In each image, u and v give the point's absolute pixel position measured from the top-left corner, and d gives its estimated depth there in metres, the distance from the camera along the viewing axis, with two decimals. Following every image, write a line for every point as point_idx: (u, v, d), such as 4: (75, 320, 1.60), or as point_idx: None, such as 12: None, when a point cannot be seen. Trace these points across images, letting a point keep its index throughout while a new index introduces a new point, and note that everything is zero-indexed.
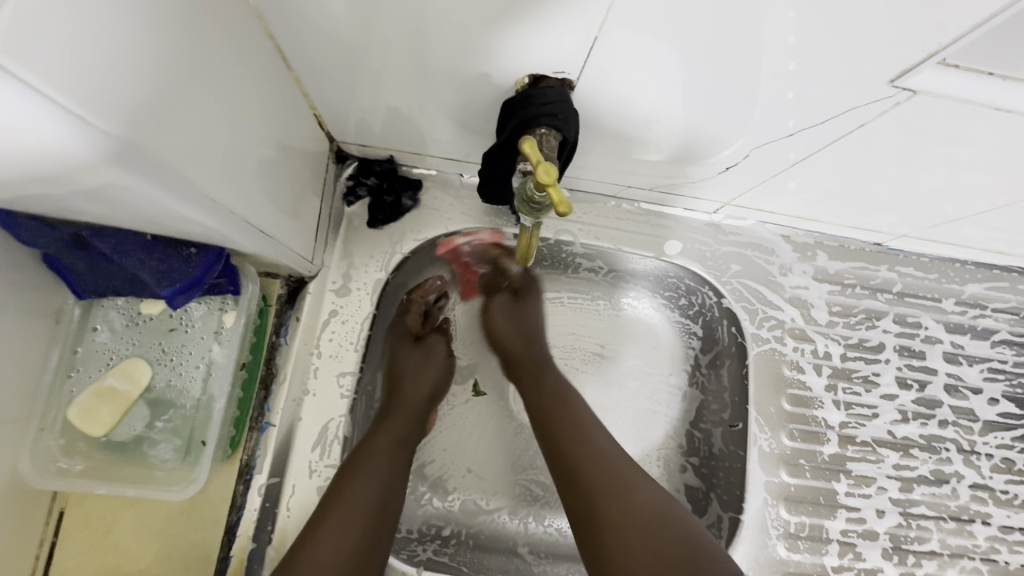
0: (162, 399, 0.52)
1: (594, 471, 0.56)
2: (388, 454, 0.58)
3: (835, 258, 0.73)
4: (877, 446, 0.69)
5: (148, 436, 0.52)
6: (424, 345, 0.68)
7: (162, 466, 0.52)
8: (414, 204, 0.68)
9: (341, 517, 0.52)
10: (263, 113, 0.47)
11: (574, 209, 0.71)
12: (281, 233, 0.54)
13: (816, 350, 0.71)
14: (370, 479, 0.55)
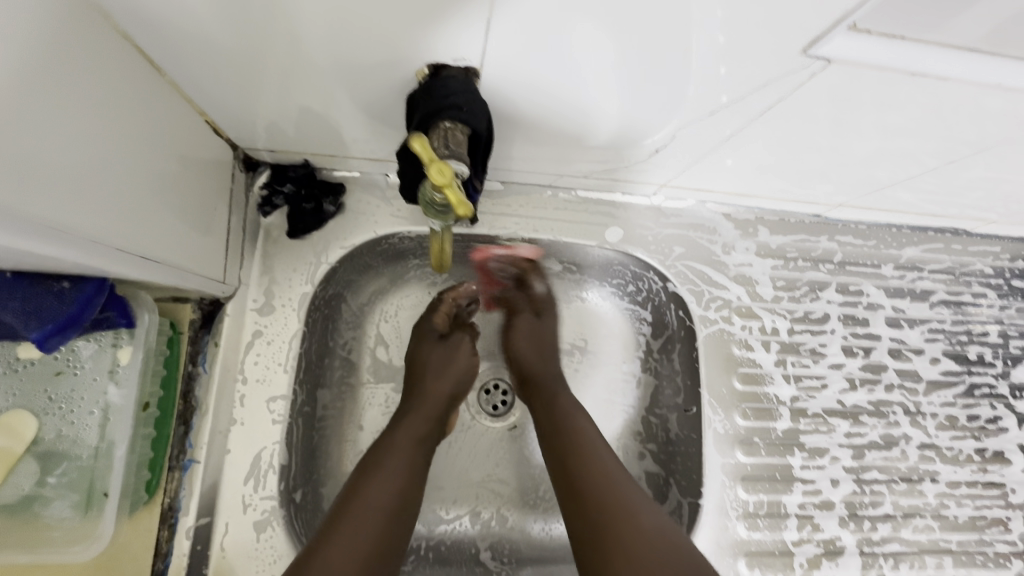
0: (54, 452, 0.47)
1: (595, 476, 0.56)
2: (404, 457, 0.58)
3: (776, 232, 0.73)
4: (828, 417, 0.70)
5: (41, 495, 0.47)
6: (448, 342, 0.68)
7: (59, 526, 0.47)
8: (336, 209, 0.64)
9: (355, 525, 0.51)
10: (135, 126, 0.42)
11: (510, 202, 0.68)
12: (176, 255, 0.48)
13: (764, 327, 0.71)
14: (385, 485, 0.55)
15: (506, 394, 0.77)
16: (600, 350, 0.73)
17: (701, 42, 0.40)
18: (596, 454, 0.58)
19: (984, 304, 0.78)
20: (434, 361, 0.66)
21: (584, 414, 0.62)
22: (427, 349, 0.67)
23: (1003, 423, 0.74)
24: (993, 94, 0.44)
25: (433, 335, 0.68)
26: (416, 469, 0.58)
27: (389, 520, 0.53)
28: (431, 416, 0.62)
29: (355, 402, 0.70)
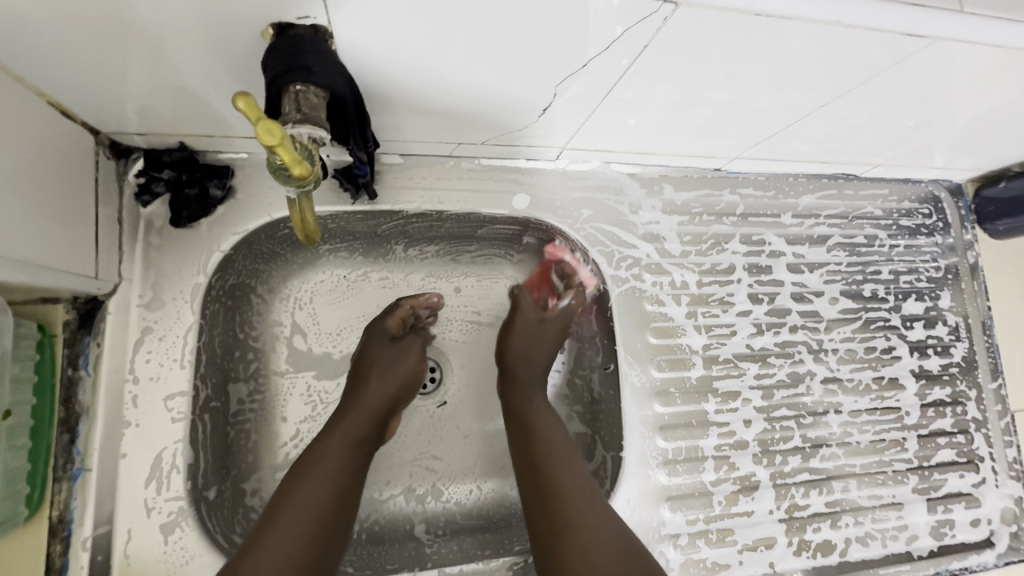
0: None
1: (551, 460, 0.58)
2: (335, 457, 0.56)
3: (681, 189, 0.75)
4: (738, 361, 0.73)
5: None
6: (399, 343, 0.67)
7: None
8: (224, 193, 0.60)
9: (288, 525, 0.50)
10: None
11: (413, 175, 0.67)
12: (28, 252, 0.44)
13: (674, 281, 0.73)
14: (314, 490, 0.53)
15: (433, 370, 0.76)
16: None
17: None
18: (554, 462, 0.58)
19: (876, 244, 0.83)
20: (381, 363, 0.64)
21: (553, 423, 0.62)
22: (378, 349, 0.65)
23: (896, 352, 0.80)
24: (864, 40, 0.47)
25: (388, 335, 0.67)
26: (350, 473, 0.56)
27: (317, 529, 0.51)
28: (374, 416, 0.61)
29: (274, 394, 0.68)
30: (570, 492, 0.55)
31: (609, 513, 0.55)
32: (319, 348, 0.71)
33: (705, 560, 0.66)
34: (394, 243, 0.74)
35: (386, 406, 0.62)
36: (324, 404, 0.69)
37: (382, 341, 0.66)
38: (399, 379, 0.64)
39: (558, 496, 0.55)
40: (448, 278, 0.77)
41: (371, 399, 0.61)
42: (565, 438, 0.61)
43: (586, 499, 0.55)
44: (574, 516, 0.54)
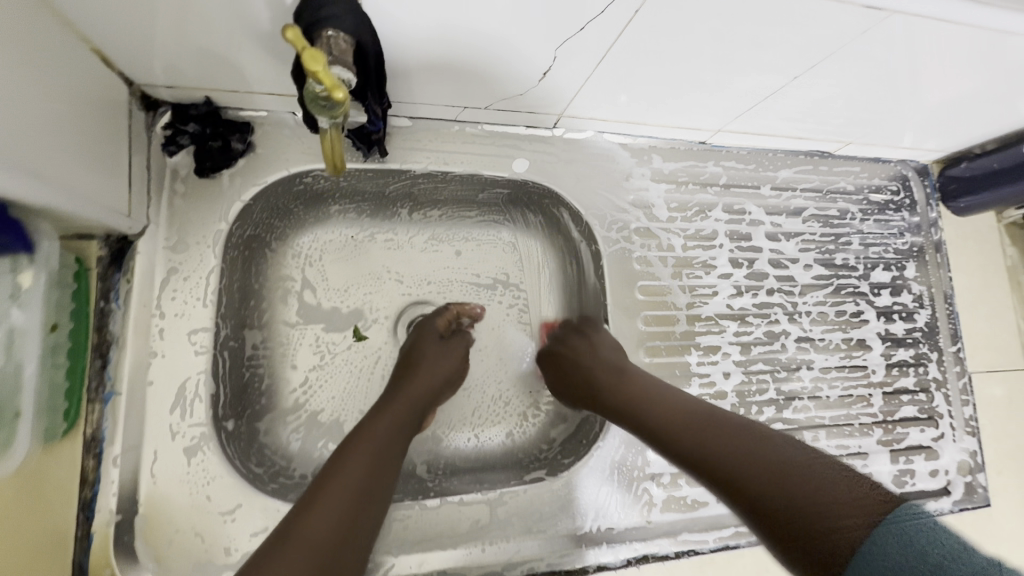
0: None
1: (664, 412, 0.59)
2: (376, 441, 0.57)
3: (668, 159, 0.80)
4: (719, 319, 0.79)
5: None
6: (447, 344, 0.71)
7: None
8: (245, 147, 0.65)
9: (327, 504, 0.50)
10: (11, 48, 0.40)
11: (420, 138, 0.72)
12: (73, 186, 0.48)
13: (661, 244, 0.79)
14: (355, 467, 0.54)
15: None
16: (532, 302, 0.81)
17: None
18: (686, 419, 0.57)
19: (848, 217, 0.89)
20: (426, 358, 0.68)
21: (677, 394, 0.62)
22: (426, 343, 0.70)
23: (864, 316, 0.86)
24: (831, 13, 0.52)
25: (435, 333, 0.71)
26: (390, 456, 0.57)
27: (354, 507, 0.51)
28: (414, 409, 0.63)
29: (284, 344, 0.73)
30: (716, 438, 0.53)
31: (778, 438, 0.51)
32: (328, 302, 0.76)
33: (686, 497, 0.71)
34: (400, 204, 0.78)
35: (425, 400, 0.65)
36: (331, 353, 0.75)
37: (428, 337, 0.70)
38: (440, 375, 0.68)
39: (706, 448, 0.52)
40: (450, 241, 0.81)
41: (413, 390, 0.65)
42: (690, 402, 0.60)
43: (746, 435, 0.52)
44: (737, 451, 0.50)
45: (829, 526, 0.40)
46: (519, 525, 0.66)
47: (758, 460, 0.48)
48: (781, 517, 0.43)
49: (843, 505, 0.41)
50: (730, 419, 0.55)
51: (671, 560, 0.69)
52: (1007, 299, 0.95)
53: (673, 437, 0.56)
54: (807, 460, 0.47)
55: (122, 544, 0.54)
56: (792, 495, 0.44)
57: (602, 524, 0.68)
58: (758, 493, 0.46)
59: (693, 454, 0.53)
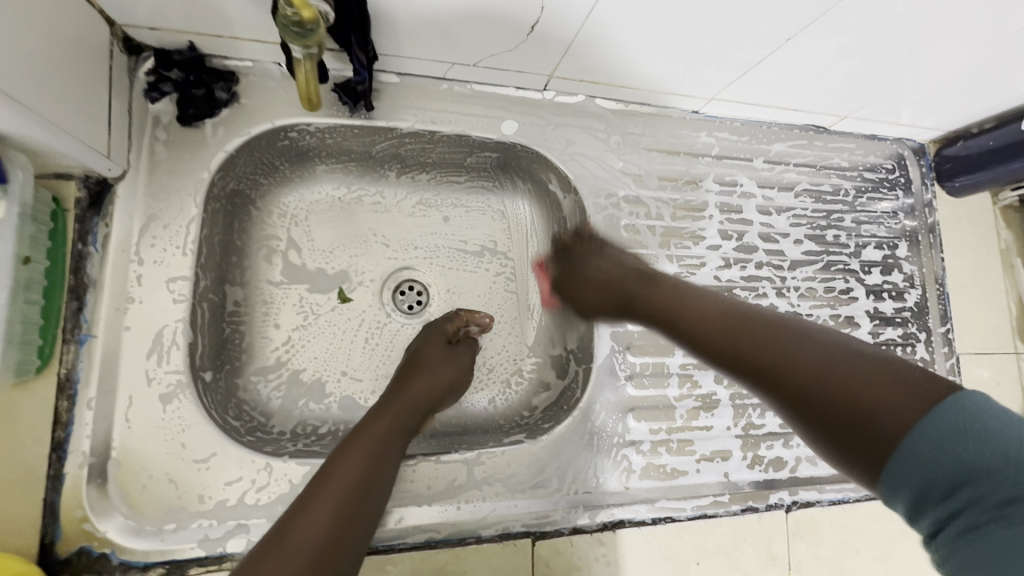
0: None
1: (716, 321, 0.54)
2: (371, 446, 0.55)
3: (660, 127, 0.79)
4: (706, 291, 0.78)
5: None
6: (453, 350, 0.71)
7: None
8: (229, 96, 0.64)
9: (323, 503, 0.48)
10: None
11: (408, 95, 0.70)
12: (55, 119, 0.47)
13: (650, 213, 0.78)
14: (348, 471, 0.52)
15: (421, 293, 0.80)
16: (518, 270, 0.83)
17: None
18: (724, 313, 0.54)
19: (841, 194, 0.88)
20: (430, 363, 0.68)
21: (712, 294, 0.59)
22: (433, 348, 0.70)
23: (854, 293, 0.86)
24: None
25: (439, 339, 0.71)
26: (385, 462, 0.55)
27: (344, 513, 0.49)
28: (414, 409, 0.63)
29: (266, 302, 0.72)
30: (761, 329, 0.50)
31: (828, 330, 0.48)
32: (313, 263, 0.76)
33: (665, 465, 0.71)
34: (388, 167, 0.78)
35: (423, 407, 0.64)
36: (315, 315, 0.74)
37: (433, 343, 0.70)
38: (443, 383, 0.67)
39: (749, 336, 0.50)
40: (438, 207, 0.82)
41: (412, 395, 0.64)
42: (727, 300, 0.57)
43: (793, 327, 0.49)
44: (783, 342, 0.47)
45: (884, 410, 0.38)
46: (498, 486, 0.65)
47: (805, 349, 0.46)
48: (822, 400, 0.42)
49: (901, 388, 0.39)
50: (775, 314, 0.52)
51: (648, 526, 0.68)
52: (999, 283, 0.94)
53: (709, 333, 0.54)
54: (859, 347, 0.44)
55: (94, 487, 0.53)
56: (849, 381, 0.41)
57: (580, 488, 0.67)
58: (802, 379, 0.44)
59: (729, 345, 0.51)
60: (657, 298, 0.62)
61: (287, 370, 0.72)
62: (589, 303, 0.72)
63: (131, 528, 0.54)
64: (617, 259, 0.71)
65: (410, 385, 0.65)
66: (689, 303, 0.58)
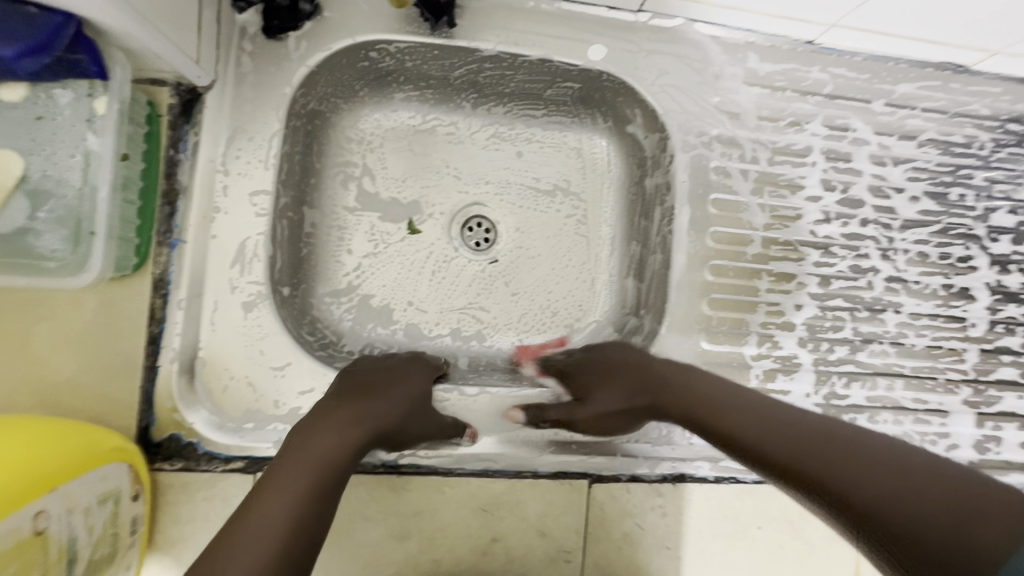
0: (41, 190, 0.47)
1: (764, 436, 0.53)
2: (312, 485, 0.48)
3: (766, 59, 0.71)
4: (799, 246, 0.71)
5: (32, 227, 0.47)
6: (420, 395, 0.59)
7: (51, 257, 0.47)
8: (313, 9, 0.62)
9: (256, 537, 0.44)
10: None
11: (492, 13, 0.66)
12: (160, 23, 0.48)
13: (744, 156, 0.71)
14: (289, 499, 0.47)
15: (489, 231, 0.78)
16: (588, 215, 0.79)
17: None
18: (777, 434, 0.52)
19: (975, 147, 0.76)
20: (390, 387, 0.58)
21: (759, 402, 0.56)
22: (402, 381, 0.60)
23: (973, 262, 0.75)
24: None
25: (421, 377, 0.61)
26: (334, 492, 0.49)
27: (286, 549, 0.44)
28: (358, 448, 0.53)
29: (340, 227, 0.73)
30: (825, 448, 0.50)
31: (879, 437, 0.50)
32: (386, 191, 0.75)
33: None
34: (464, 96, 0.75)
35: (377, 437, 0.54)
36: (385, 244, 0.75)
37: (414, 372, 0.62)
38: (409, 415, 0.57)
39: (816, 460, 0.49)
40: (512, 141, 0.79)
41: (370, 421, 0.54)
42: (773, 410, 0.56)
43: (848, 447, 0.49)
44: (847, 468, 0.47)
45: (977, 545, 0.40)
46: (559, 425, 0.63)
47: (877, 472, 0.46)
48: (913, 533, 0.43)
49: (968, 508, 0.42)
50: (828, 433, 0.51)
51: (710, 484, 0.65)
52: None
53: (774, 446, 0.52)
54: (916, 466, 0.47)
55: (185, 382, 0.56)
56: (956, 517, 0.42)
57: (641, 438, 0.65)
58: (876, 511, 0.45)
59: (795, 470, 0.50)
60: (695, 394, 0.58)
61: (358, 296, 0.73)
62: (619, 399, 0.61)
63: (214, 423, 0.57)
64: (640, 350, 0.65)
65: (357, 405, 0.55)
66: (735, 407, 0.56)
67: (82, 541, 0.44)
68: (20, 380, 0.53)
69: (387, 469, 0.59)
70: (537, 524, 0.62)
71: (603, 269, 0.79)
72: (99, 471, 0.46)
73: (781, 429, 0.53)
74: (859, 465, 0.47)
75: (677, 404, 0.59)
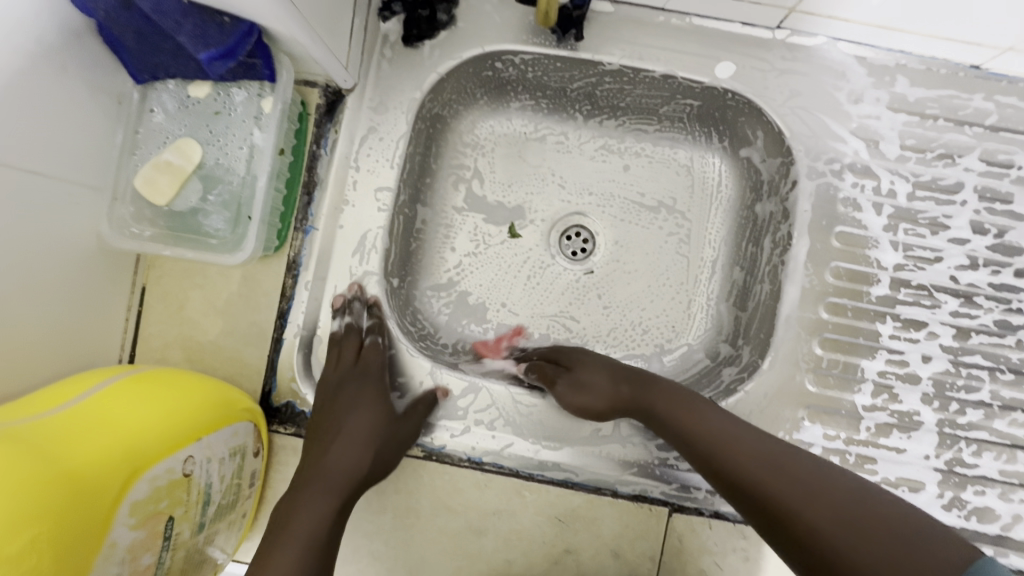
0: (213, 176, 0.54)
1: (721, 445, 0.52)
2: (299, 542, 0.51)
3: (919, 84, 0.64)
4: (935, 291, 0.64)
5: (203, 208, 0.55)
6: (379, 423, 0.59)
7: (215, 235, 0.55)
8: (448, 19, 0.66)
9: None
10: None
11: (620, 26, 0.66)
12: (322, 32, 0.53)
13: (879, 188, 0.65)
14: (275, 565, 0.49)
15: (586, 241, 0.78)
16: (691, 234, 0.77)
17: None
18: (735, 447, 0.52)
19: None
20: (342, 415, 0.59)
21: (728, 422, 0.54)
22: (361, 416, 0.59)
23: None
24: None
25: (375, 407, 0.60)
26: (323, 550, 0.52)
27: None
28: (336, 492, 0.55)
29: (447, 226, 0.77)
30: (790, 481, 0.48)
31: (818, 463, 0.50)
32: (493, 195, 0.78)
33: None
34: (578, 107, 0.76)
35: (352, 475, 0.56)
36: (486, 244, 0.77)
37: (361, 388, 0.61)
38: (370, 454, 0.57)
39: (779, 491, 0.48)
40: (620, 154, 0.78)
41: (334, 467, 0.56)
42: (751, 428, 0.53)
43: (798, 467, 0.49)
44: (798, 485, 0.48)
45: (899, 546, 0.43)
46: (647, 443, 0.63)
47: (832, 503, 0.46)
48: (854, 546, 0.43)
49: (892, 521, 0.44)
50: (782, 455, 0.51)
51: None
52: None
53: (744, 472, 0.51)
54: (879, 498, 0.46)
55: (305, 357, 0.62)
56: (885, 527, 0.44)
57: None
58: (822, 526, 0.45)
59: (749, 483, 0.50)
60: (677, 404, 0.57)
61: (455, 292, 0.76)
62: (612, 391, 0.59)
63: None
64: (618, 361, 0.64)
65: (322, 453, 0.57)
66: (715, 427, 0.54)
67: (215, 488, 0.49)
68: (174, 337, 0.60)
69: (472, 464, 0.62)
70: (611, 543, 0.61)
71: (700, 291, 0.76)
72: (230, 427, 0.51)
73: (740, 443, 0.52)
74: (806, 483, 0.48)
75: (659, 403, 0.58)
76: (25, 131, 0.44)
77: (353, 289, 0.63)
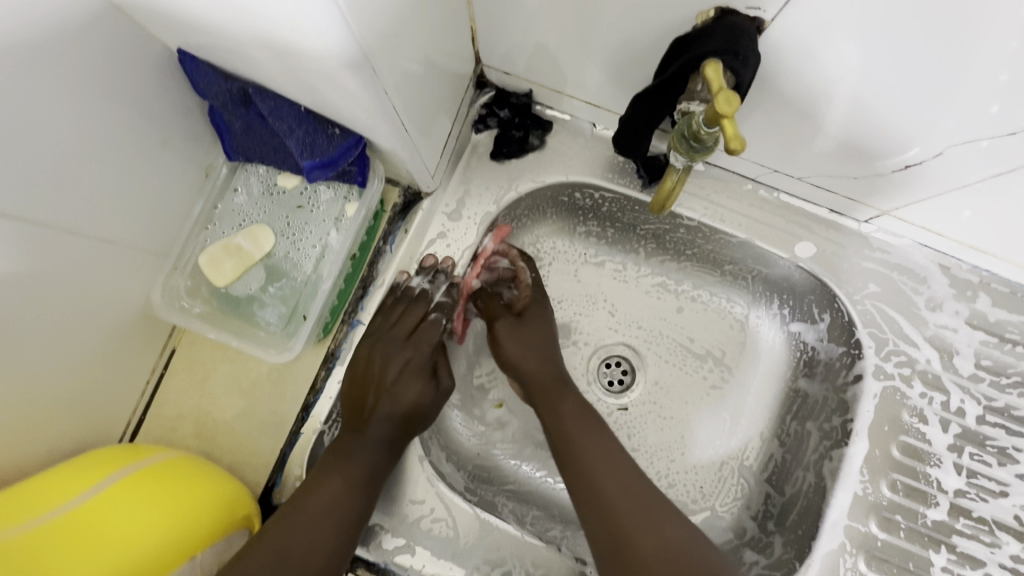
0: (279, 267, 0.55)
1: (583, 455, 0.56)
2: (356, 470, 0.53)
3: (1002, 306, 0.62)
4: (996, 529, 0.60)
5: (260, 298, 0.55)
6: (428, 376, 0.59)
7: (265, 327, 0.55)
8: (540, 144, 0.66)
9: (310, 525, 0.50)
10: (430, 26, 0.44)
11: (704, 184, 0.66)
12: (419, 146, 0.53)
13: (947, 403, 0.62)
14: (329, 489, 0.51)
15: (625, 373, 0.75)
16: (734, 393, 0.73)
17: (980, 77, 0.39)
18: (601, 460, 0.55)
19: None
20: (394, 378, 0.57)
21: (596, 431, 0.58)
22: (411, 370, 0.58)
23: None
24: None
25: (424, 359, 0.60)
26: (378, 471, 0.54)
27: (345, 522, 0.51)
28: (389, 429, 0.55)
29: None
30: (617, 495, 0.53)
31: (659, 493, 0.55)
32: None
33: None
34: (643, 244, 0.75)
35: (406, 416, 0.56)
36: None
37: (416, 354, 0.59)
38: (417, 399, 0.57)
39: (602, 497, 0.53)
40: (676, 295, 0.76)
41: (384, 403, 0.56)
42: (609, 439, 0.57)
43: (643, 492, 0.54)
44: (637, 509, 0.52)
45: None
46: None
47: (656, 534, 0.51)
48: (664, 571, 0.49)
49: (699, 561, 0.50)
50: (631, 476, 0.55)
51: None
52: None
53: (579, 470, 0.56)
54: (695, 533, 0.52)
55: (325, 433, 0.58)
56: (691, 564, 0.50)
57: None
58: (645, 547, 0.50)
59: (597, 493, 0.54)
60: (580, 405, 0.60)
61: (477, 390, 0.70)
62: (527, 345, 0.62)
63: None
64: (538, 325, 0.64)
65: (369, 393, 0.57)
66: (573, 420, 0.59)
67: None
68: (191, 410, 0.57)
69: None
70: None
71: (737, 458, 0.72)
72: (224, 539, 0.49)
73: (602, 454, 0.56)
74: (646, 512, 0.52)
75: (543, 393, 0.61)
76: (111, 194, 0.44)
77: (446, 262, 0.62)
